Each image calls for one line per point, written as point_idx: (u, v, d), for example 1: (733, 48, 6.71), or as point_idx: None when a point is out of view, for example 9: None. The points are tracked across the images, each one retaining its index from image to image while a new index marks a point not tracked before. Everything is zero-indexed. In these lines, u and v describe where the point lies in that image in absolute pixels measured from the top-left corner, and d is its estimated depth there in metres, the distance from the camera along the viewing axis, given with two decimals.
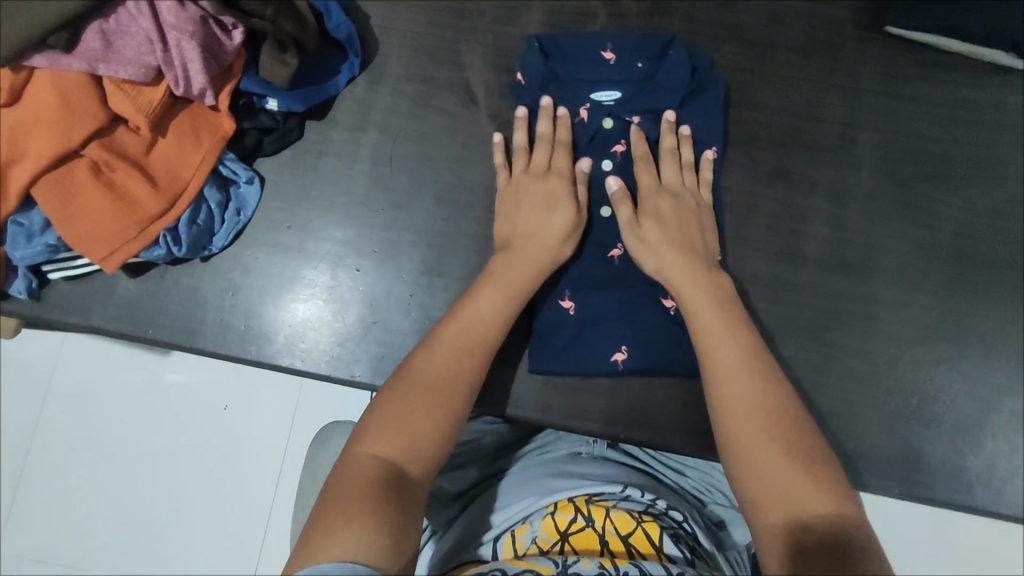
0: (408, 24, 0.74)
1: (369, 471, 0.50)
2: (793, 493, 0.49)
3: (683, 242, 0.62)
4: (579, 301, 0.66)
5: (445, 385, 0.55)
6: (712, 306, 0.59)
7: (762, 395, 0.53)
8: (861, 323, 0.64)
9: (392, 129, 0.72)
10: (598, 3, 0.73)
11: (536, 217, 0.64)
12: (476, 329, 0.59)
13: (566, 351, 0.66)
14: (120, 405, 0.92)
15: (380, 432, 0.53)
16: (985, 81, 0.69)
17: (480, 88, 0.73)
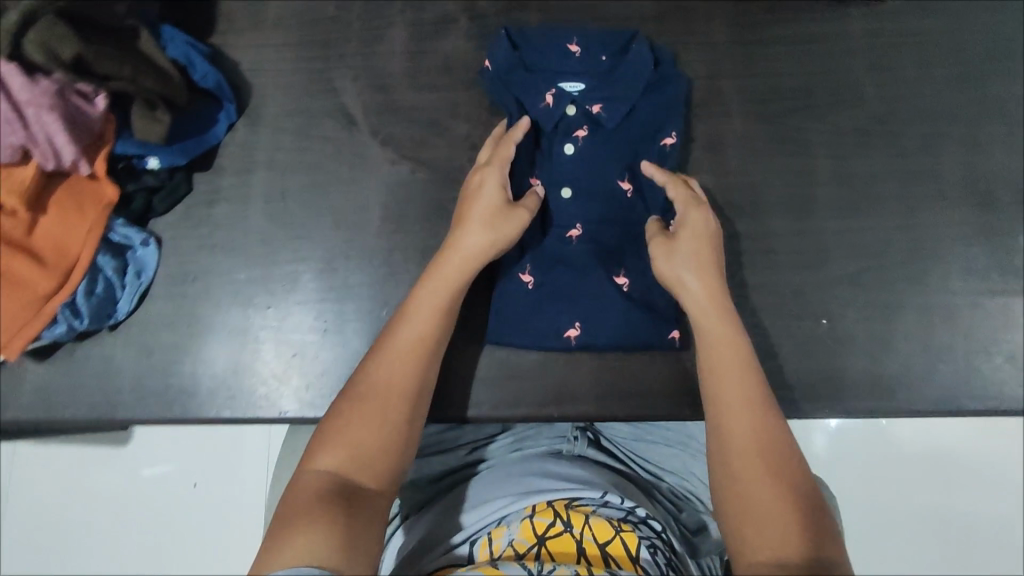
0: (276, 66, 0.73)
1: (322, 483, 0.53)
2: (764, 500, 0.53)
3: (704, 267, 0.63)
4: (540, 276, 0.68)
5: (392, 394, 0.58)
6: (727, 339, 0.60)
7: (751, 408, 0.57)
8: (761, 259, 0.68)
9: (279, 165, 0.71)
10: (457, 8, 0.74)
11: (486, 215, 0.64)
12: (418, 333, 0.60)
13: (527, 323, 0.67)
14: (82, 488, 1.05)
15: (330, 444, 0.55)
16: (826, 14, 0.74)
17: (357, 108, 0.72)
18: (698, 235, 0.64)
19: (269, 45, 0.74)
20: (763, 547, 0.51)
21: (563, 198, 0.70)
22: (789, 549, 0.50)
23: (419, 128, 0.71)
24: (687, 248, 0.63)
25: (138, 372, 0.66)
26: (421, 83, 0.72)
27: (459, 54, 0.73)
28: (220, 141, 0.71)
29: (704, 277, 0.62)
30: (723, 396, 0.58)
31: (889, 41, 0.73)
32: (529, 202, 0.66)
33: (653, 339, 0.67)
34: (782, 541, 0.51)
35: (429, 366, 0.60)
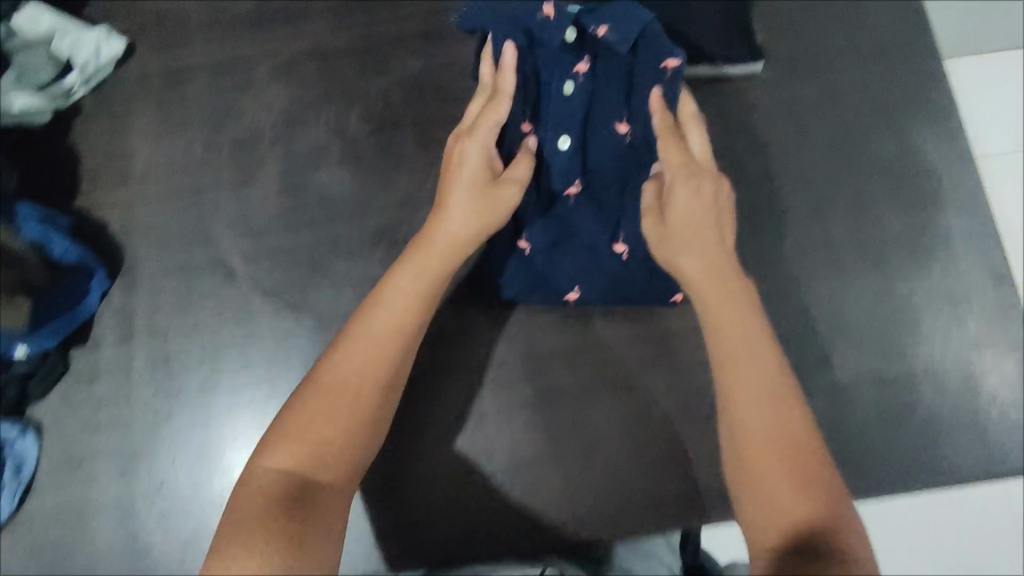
0: (147, 221, 0.71)
1: (272, 486, 0.46)
2: (774, 496, 0.47)
3: (704, 240, 0.58)
4: (534, 240, 0.67)
5: (362, 386, 0.52)
6: (733, 306, 0.55)
7: (767, 393, 0.50)
8: (663, 362, 0.68)
9: (162, 327, 0.69)
10: (328, 137, 0.72)
11: (469, 182, 0.60)
12: (394, 318, 0.54)
13: (526, 287, 0.68)
14: None
15: (284, 441, 0.49)
16: (704, 95, 0.73)
17: (237, 257, 0.70)
18: (692, 209, 0.58)
19: (137, 199, 0.71)
20: (774, 522, 0.47)
21: (560, 149, 0.65)
22: (798, 523, 0.46)
23: (304, 270, 0.70)
24: (678, 225, 0.58)
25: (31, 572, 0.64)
26: (301, 221, 0.71)
27: (335, 184, 0.71)
28: (94, 312, 0.68)
29: (703, 243, 0.57)
30: (734, 353, 0.53)
31: (768, 116, 0.73)
32: (520, 173, 0.61)
33: (655, 293, 0.67)
34: (795, 510, 0.46)
35: (407, 356, 0.54)
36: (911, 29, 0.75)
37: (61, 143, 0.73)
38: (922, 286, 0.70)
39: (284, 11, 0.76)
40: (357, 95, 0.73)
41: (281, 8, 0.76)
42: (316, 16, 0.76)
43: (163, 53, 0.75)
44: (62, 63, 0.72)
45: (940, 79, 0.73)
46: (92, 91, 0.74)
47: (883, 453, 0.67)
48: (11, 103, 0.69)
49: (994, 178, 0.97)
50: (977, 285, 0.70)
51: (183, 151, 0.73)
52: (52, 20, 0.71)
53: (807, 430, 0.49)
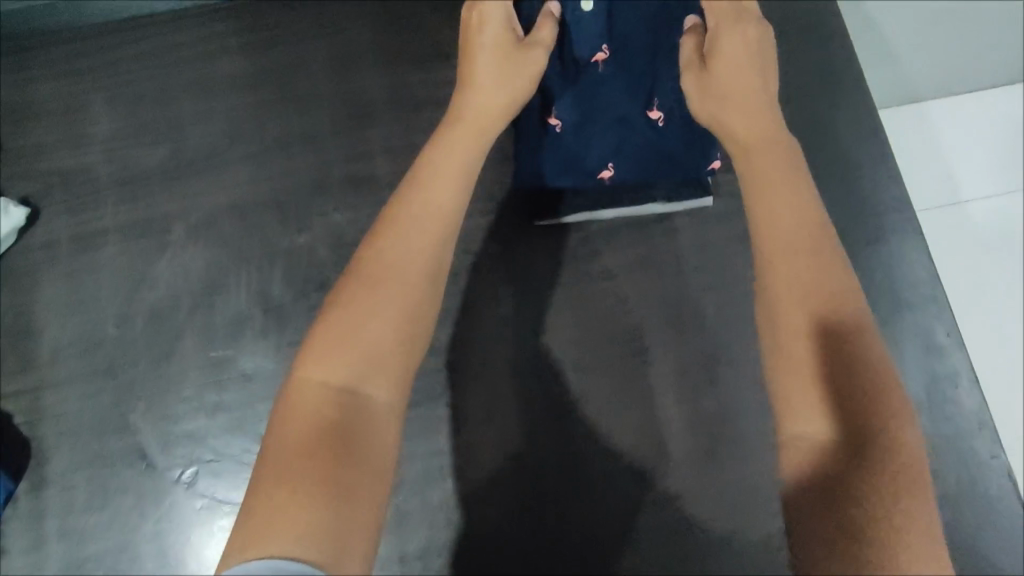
0: (55, 409, 0.65)
1: (323, 403, 0.40)
2: (835, 383, 0.38)
3: (749, 88, 0.50)
4: (566, 116, 0.65)
5: (411, 272, 0.44)
6: (780, 169, 0.46)
7: (829, 256, 0.42)
8: (622, 534, 0.63)
9: (73, 529, 0.63)
10: (252, 301, 0.68)
11: (500, 57, 0.54)
12: (439, 204, 0.47)
13: (559, 166, 0.67)
14: None
15: (332, 349, 0.41)
16: (649, 233, 0.69)
17: (155, 443, 0.65)
18: (739, 58, 0.51)
19: (45, 384, 0.66)
20: (819, 405, 0.38)
21: (583, 10, 0.62)
22: (858, 414, 0.37)
23: (227, 455, 0.64)
24: (724, 70, 0.51)
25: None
26: (222, 398, 0.65)
27: (259, 356, 0.66)
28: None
29: (752, 97, 0.50)
30: (779, 227, 0.43)
31: (719, 251, 0.69)
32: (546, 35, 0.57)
33: (695, 163, 0.67)
34: (866, 394, 0.37)
35: (455, 235, 0.47)
36: (859, 146, 0.71)
37: None
38: None
39: (201, 163, 0.72)
40: (282, 253, 0.69)
41: (197, 161, 0.72)
42: (234, 167, 0.72)
43: (73, 216, 0.71)
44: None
45: (893, 201, 0.70)
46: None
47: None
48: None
49: (975, 221, 0.93)
50: (958, 426, 0.64)
51: (94, 325, 0.68)
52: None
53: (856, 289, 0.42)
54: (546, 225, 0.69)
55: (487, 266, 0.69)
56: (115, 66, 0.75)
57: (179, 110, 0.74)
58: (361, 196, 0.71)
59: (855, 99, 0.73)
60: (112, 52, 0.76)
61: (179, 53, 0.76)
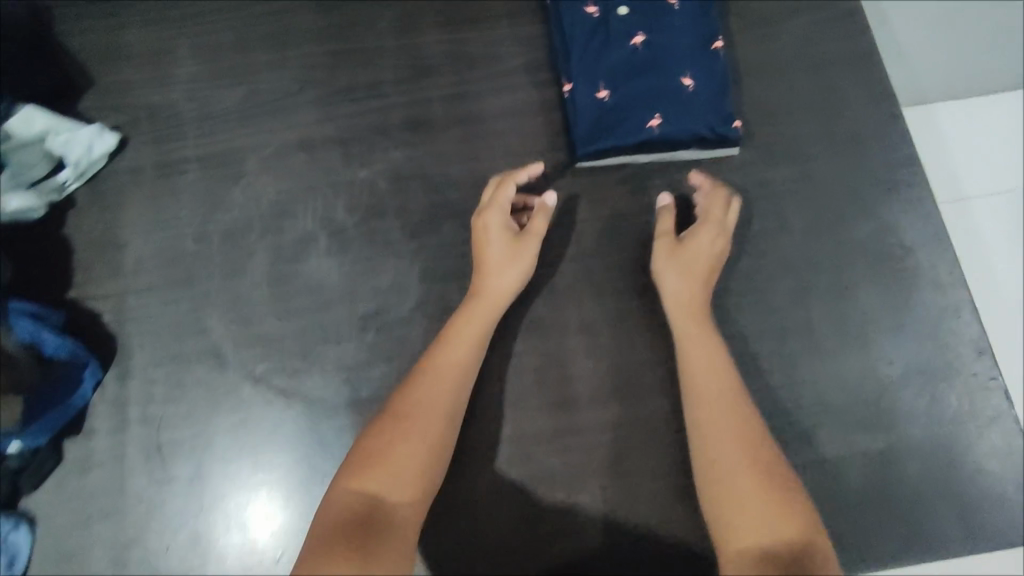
0: (139, 313, 0.73)
1: (356, 503, 0.55)
2: (760, 517, 0.54)
3: (702, 281, 0.68)
4: (610, 87, 0.74)
5: (434, 417, 0.61)
6: (708, 344, 0.65)
7: (742, 423, 0.60)
8: (650, 440, 0.69)
9: (153, 416, 0.70)
10: (317, 225, 0.75)
11: (499, 252, 0.69)
12: (454, 363, 0.64)
13: (607, 126, 0.73)
14: None
15: (367, 466, 0.57)
16: (678, 176, 0.75)
17: (227, 345, 0.71)
18: (703, 255, 0.69)
19: (129, 291, 0.73)
20: (744, 528, 0.54)
21: (619, 16, 0.76)
22: (771, 531, 0.54)
23: (293, 358, 0.71)
24: (686, 259, 0.69)
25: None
26: (289, 308, 0.72)
27: (323, 274, 0.73)
28: (86, 403, 0.69)
29: (699, 282, 0.68)
30: (702, 396, 0.62)
31: (745, 195, 0.75)
32: (539, 226, 0.70)
33: (722, 124, 0.73)
34: (775, 519, 0.54)
35: (466, 390, 0.64)
36: (876, 109, 0.78)
37: (55, 237, 0.75)
38: (902, 359, 0.71)
39: (273, 104, 0.80)
40: (345, 184, 0.76)
41: (269, 101, 0.80)
42: (304, 107, 0.80)
43: (157, 146, 0.78)
44: (57, 160, 0.75)
45: (905, 158, 0.76)
46: (85, 183, 0.77)
47: (874, 531, 0.67)
48: (7, 204, 0.70)
49: (977, 215, 0.99)
50: (958, 359, 0.70)
51: (174, 239, 0.75)
52: (47, 120, 0.74)
53: (774, 452, 0.59)
54: (584, 173, 0.76)
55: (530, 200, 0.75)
56: (198, 17, 0.83)
57: (254, 58, 0.82)
58: (419, 138, 0.78)
59: (874, 68, 0.80)
60: (194, 5, 0.84)
61: (257, 9, 0.84)
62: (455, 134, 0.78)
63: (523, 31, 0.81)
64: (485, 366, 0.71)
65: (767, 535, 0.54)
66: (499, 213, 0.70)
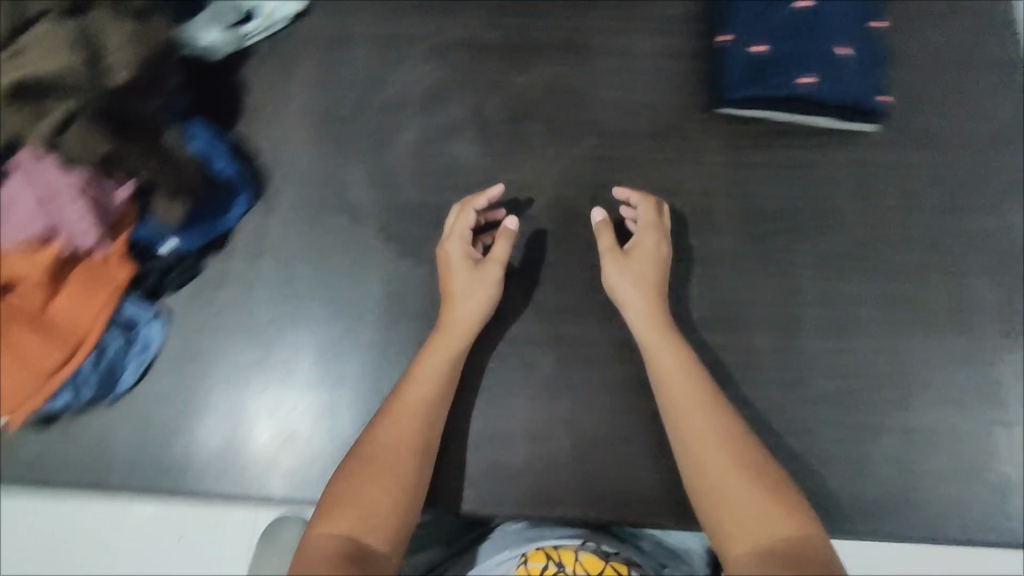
0: (293, 159, 0.78)
1: (338, 538, 0.58)
2: (753, 520, 0.58)
3: (654, 288, 0.70)
4: (768, 44, 0.77)
5: (401, 453, 0.63)
6: (678, 363, 0.67)
7: (721, 435, 0.63)
8: (743, 372, 0.72)
9: (288, 252, 0.75)
10: (466, 116, 0.80)
11: (467, 275, 0.71)
12: (421, 394, 0.66)
13: (758, 79, 0.76)
14: None
15: (342, 503, 0.60)
16: (813, 141, 0.79)
17: (365, 204, 0.77)
18: (650, 263, 0.71)
19: (285, 137, 0.79)
20: (737, 535, 0.58)
21: None
22: (765, 532, 0.57)
23: (424, 229, 0.76)
24: (637, 267, 0.71)
25: (142, 452, 0.70)
26: (428, 184, 0.77)
27: (465, 160, 0.78)
28: (232, 227, 0.75)
29: (652, 295, 0.70)
30: (676, 412, 0.65)
31: (876, 170, 0.77)
32: (501, 251, 0.71)
33: (870, 96, 0.75)
34: (771, 526, 0.57)
35: (435, 416, 0.66)
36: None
37: (232, 78, 0.81)
38: (1002, 353, 0.72)
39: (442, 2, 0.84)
40: (498, 86, 0.81)
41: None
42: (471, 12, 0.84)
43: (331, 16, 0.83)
44: (248, 15, 0.80)
45: None
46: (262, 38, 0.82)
47: (945, 504, 0.69)
48: (203, 36, 0.76)
49: None
50: None
51: (335, 105, 0.80)
52: None
53: (757, 454, 0.62)
54: (723, 121, 0.80)
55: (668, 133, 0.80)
56: None
57: None
58: (572, 59, 0.83)
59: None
60: None
61: None
62: (606, 62, 0.83)
63: None
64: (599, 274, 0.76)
65: (767, 540, 0.57)
66: (459, 242, 0.72)
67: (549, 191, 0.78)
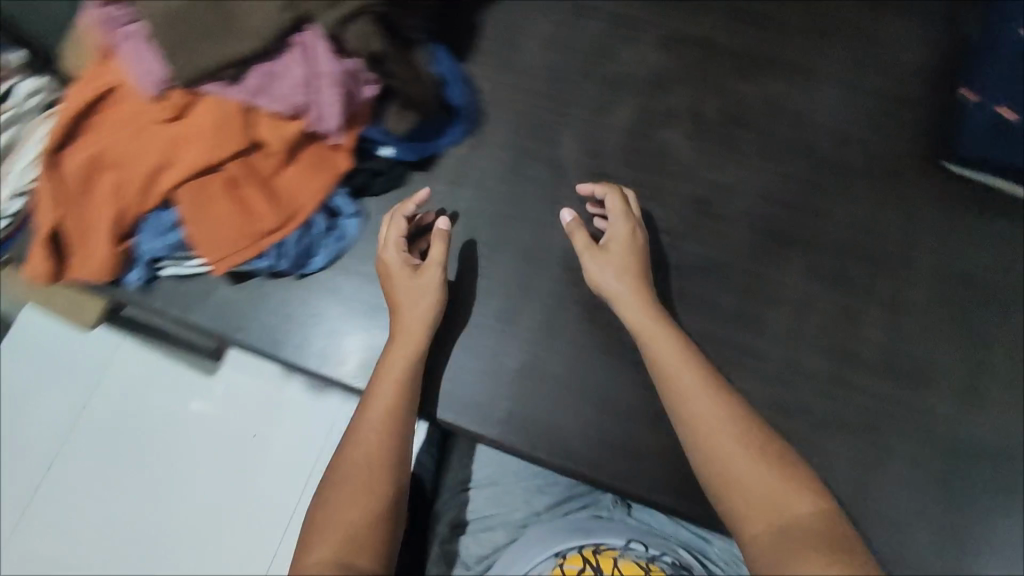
0: (514, 102, 0.82)
1: (326, 571, 0.55)
2: (772, 497, 0.55)
3: (641, 278, 0.70)
4: (1018, 110, 0.75)
5: (376, 463, 0.62)
6: (676, 349, 0.65)
7: (720, 418, 0.60)
8: (911, 425, 0.73)
9: (489, 188, 0.79)
10: (684, 107, 0.83)
11: (429, 285, 0.71)
12: (384, 403, 0.66)
13: (1000, 144, 0.75)
14: (127, 416, 1.11)
15: (320, 535, 0.57)
16: None
17: (571, 163, 0.80)
18: (626, 255, 0.71)
19: (510, 81, 0.83)
20: (754, 517, 0.54)
21: None
22: (782, 507, 0.54)
23: None
24: (620, 261, 0.70)
25: (321, 334, 0.74)
26: (638, 161, 0.81)
27: (678, 148, 0.82)
28: (443, 152, 0.79)
29: (642, 289, 0.70)
30: (681, 395, 0.62)
31: None
32: (436, 254, 0.71)
33: None
34: (789, 502, 0.55)
35: (405, 419, 0.66)
36: None
37: (473, 15, 0.84)
38: None
39: None
40: (722, 88, 0.84)
41: None
42: (709, 12, 0.87)
43: None
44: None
45: None
46: None
47: None
48: None
49: None
50: None
51: (563, 64, 0.84)
52: None
53: (763, 431, 0.60)
54: (945, 177, 0.80)
55: (883, 175, 0.81)
56: None
57: None
58: (796, 80, 0.85)
59: None
60: None
61: None
62: (831, 91, 0.84)
63: (933, 32, 0.85)
64: (783, 292, 0.77)
65: (787, 519, 0.54)
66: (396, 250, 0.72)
67: (746, 198, 0.80)
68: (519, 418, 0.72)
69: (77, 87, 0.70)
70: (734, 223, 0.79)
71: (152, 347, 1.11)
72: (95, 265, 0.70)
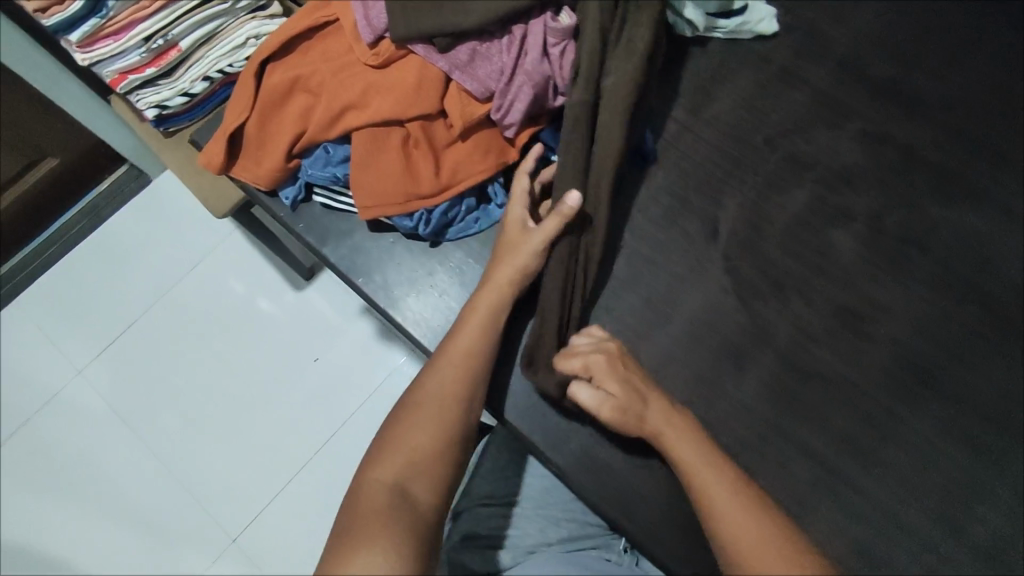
0: (691, 150, 0.83)
1: (384, 488, 0.61)
2: None
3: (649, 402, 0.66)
4: None
5: (448, 398, 0.66)
6: (751, 528, 0.59)
7: (757, 525, 0.59)
8: None
9: (637, 225, 0.80)
10: (860, 209, 0.80)
11: (533, 249, 0.70)
12: (468, 346, 0.68)
13: None
14: (243, 311, 1.42)
15: (387, 453, 0.63)
16: None
17: (726, 228, 0.80)
18: (623, 391, 0.66)
19: (692, 131, 0.84)
20: None
21: None
22: None
23: (767, 284, 0.77)
24: (622, 400, 0.65)
25: (433, 309, 0.76)
26: (793, 246, 0.79)
27: (840, 249, 0.79)
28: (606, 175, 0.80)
29: (707, 450, 0.64)
30: (715, 504, 0.60)
31: None
32: (552, 224, 0.69)
33: None
34: None
35: (484, 366, 0.69)
36: None
37: (679, 58, 0.87)
38: None
39: (901, 98, 0.85)
40: (909, 203, 0.80)
41: (901, 94, 0.85)
42: (925, 122, 0.84)
43: (793, 54, 0.87)
44: (731, 10, 0.85)
45: None
46: (723, 39, 0.88)
47: None
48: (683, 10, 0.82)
49: None
50: None
51: (751, 128, 0.84)
52: None
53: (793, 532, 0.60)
54: None
55: None
56: None
57: (916, 54, 0.87)
58: (993, 221, 0.79)
59: None
60: None
61: (946, 23, 0.88)
62: None
63: None
64: (905, 435, 0.72)
65: None
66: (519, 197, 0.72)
67: (899, 324, 0.76)
68: (593, 456, 0.72)
69: (300, 12, 0.76)
70: (879, 346, 0.75)
71: (280, 264, 1.44)
72: (262, 173, 0.75)
